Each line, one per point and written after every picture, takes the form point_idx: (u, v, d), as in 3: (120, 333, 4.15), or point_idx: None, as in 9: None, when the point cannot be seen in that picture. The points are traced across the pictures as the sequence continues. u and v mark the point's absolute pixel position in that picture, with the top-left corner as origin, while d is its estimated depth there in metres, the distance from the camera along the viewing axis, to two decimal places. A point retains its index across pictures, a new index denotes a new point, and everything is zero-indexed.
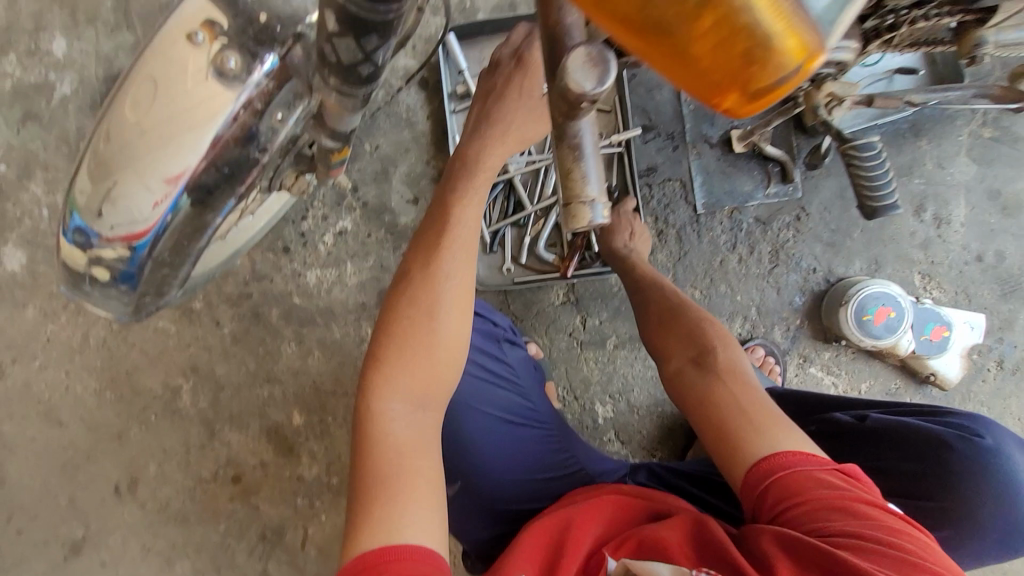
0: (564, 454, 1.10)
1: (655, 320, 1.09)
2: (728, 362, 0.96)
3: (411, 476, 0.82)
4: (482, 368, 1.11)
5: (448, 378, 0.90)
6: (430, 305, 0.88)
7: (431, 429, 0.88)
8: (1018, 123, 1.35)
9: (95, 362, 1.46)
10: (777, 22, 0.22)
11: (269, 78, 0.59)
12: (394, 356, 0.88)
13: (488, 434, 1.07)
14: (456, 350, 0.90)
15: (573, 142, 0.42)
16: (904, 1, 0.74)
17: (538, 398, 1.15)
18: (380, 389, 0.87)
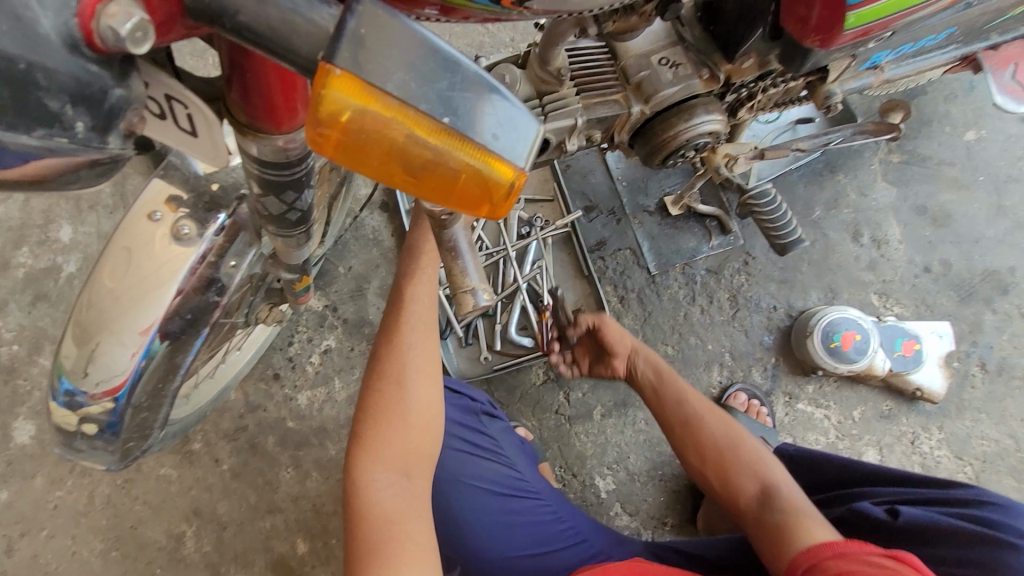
0: (562, 526, 1.11)
1: (706, 451, 1.10)
2: (773, 478, 1.03)
3: (404, 543, 0.86)
4: (467, 442, 1.12)
5: (430, 443, 0.96)
6: (398, 375, 0.94)
7: (416, 498, 0.92)
8: (921, 144, 1.48)
9: (100, 522, 1.47)
10: (477, 156, 0.29)
11: (220, 233, 0.71)
12: (373, 430, 0.93)
13: (481, 510, 1.09)
14: (431, 414, 0.96)
15: (450, 245, 0.51)
16: (747, 77, 0.88)
17: (527, 468, 1.15)
18: (364, 461, 0.92)
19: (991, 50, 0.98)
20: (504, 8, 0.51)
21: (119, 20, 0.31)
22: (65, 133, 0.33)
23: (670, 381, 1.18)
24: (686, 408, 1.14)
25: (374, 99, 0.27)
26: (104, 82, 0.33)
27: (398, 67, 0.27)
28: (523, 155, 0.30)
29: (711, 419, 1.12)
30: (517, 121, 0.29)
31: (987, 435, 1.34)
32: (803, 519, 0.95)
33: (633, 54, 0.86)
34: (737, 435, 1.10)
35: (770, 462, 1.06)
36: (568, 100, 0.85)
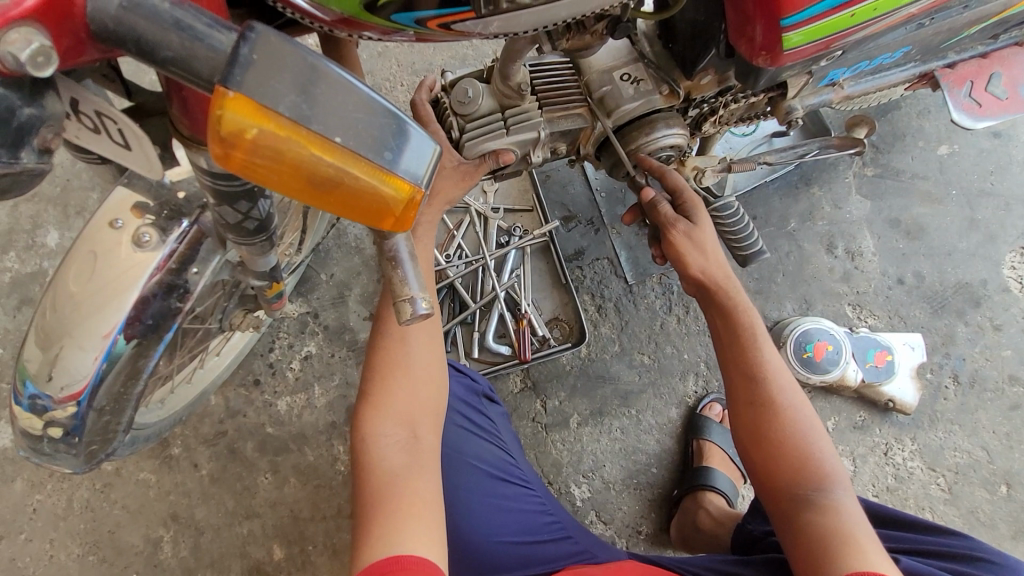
0: (550, 519, 1.00)
1: (761, 425, 0.88)
2: (830, 478, 0.84)
3: (411, 494, 0.81)
4: (468, 419, 1.05)
5: (436, 401, 0.93)
6: (400, 332, 0.92)
7: (421, 453, 0.86)
8: (895, 158, 1.50)
9: (78, 526, 1.48)
10: (373, 175, 0.31)
11: (183, 239, 0.73)
12: (379, 388, 0.89)
13: (475, 491, 0.99)
14: (434, 371, 0.93)
15: (391, 253, 0.53)
16: (706, 94, 0.91)
17: (519, 454, 1.09)
18: (369, 417, 0.88)
19: (948, 68, 1.00)
20: (430, 30, 0.53)
21: (18, 46, 0.29)
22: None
23: (749, 336, 0.92)
24: (761, 382, 0.90)
25: (269, 119, 0.29)
26: (11, 102, 0.33)
27: (296, 94, 0.29)
28: (419, 175, 0.32)
29: (787, 401, 0.89)
30: (413, 142, 0.32)
31: (960, 447, 1.34)
32: (851, 537, 0.77)
33: (595, 69, 0.89)
34: (807, 424, 0.88)
35: (827, 456, 0.86)
36: (530, 114, 0.87)
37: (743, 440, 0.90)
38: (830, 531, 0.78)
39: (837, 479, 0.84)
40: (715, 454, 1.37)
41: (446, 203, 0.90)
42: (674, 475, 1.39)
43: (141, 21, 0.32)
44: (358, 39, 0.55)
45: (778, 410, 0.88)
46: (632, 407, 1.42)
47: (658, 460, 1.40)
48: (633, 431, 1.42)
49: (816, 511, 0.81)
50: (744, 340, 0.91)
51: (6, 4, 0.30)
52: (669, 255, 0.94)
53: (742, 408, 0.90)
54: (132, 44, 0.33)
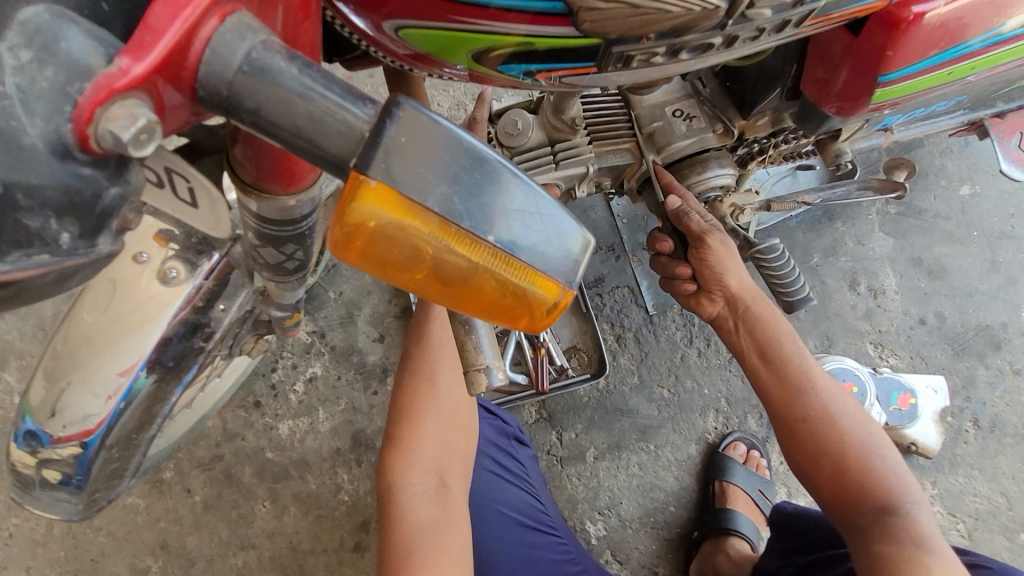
0: (575, 568, 0.95)
1: (821, 435, 0.86)
2: (895, 488, 0.84)
3: (439, 550, 0.73)
4: (497, 462, 0.99)
5: (467, 444, 0.84)
6: (429, 371, 0.81)
7: (453, 504, 0.78)
8: (918, 197, 1.50)
9: (59, 553, 1.38)
10: (524, 277, 0.27)
11: (211, 274, 0.66)
12: (408, 433, 0.80)
13: (503, 541, 0.93)
14: (466, 412, 0.83)
15: (464, 318, 0.47)
16: (759, 134, 0.88)
17: (548, 499, 1.03)
18: (396, 464, 0.79)
19: (998, 118, 0.98)
20: (540, 81, 0.48)
21: (122, 124, 0.25)
22: (45, 248, 0.28)
23: (788, 350, 0.90)
24: (809, 396, 0.88)
25: (413, 215, 0.25)
26: (98, 183, 0.28)
27: (442, 183, 0.25)
28: (570, 274, 0.28)
29: (838, 409, 0.87)
30: (564, 233, 0.27)
31: (979, 492, 1.33)
32: (921, 546, 0.77)
33: (646, 104, 0.85)
34: (865, 431, 0.87)
35: (890, 460, 0.86)
36: (581, 149, 0.83)
37: (795, 450, 0.88)
38: (904, 545, 0.78)
39: (900, 492, 0.83)
40: (739, 498, 1.33)
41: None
42: (692, 515, 1.35)
43: (264, 88, 0.28)
44: (447, 78, 0.50)
45: (832, 420, 0.86)
46: (651, 442, 1.38)
47: (676, 498, 1.36)
48: (651, 467, 1.37)
49: (884, 538, 0.80)
50: (787, 358, 0.90)
51: (110, 72, 0.26)
52: (696, 263, 0.92)
53: (789, 431, 0.89)
54: (251, 113, 0.28)
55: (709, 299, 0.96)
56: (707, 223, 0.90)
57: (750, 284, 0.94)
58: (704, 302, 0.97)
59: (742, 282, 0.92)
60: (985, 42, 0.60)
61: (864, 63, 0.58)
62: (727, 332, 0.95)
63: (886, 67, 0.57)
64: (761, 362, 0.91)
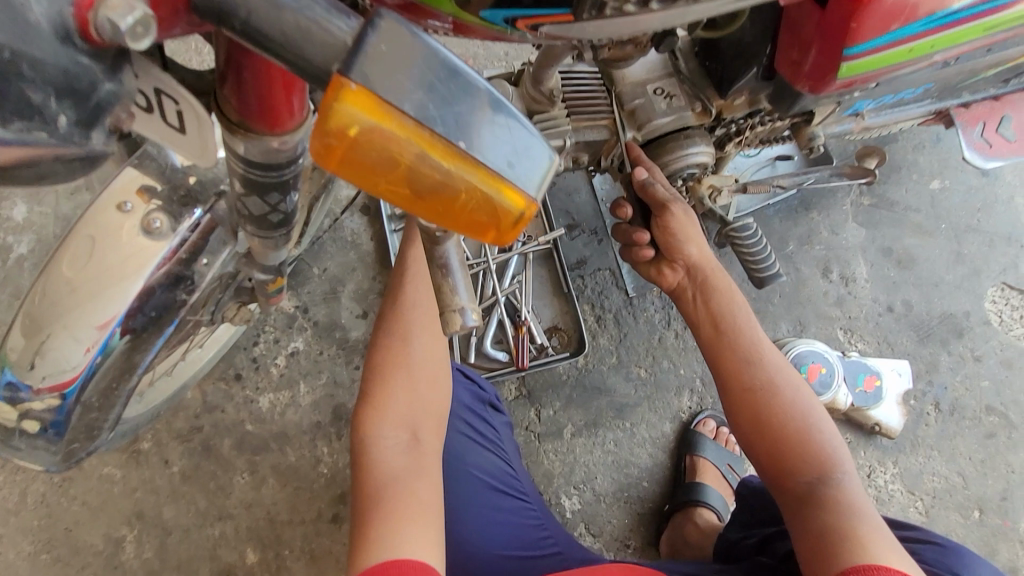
0: (543, 533, 0.95)
1: (766, 406, 0.89)
2: (833, 461, 0.85)
3: (411, 496, 0.73)
4: (469, 426, 1.00)
5: (440, 402, 0.84)
6: (403, 330, 0.83)
7: (425, 457, 0.78)
8: (890, 189, 1.56)
9: (32, 522, 1.37)
10: (492, 186, 0.29)
11: (194, 229, 0.67)
12: (380, 387, 0.81)
13: (472, 502, 0.93)
14: (440, 369, 0.84)
15: (441, 262, 0.49)
16: (736, 114, 0.91)
17: (518, 467, 1.03)
18: (369, 417, 0.79)
19: (962, 108, 1.02)
20: (521, 31, 0.50)
21: (119, 12, 0.30)
22: (44, 127, 0.32)
23: (738, 324, 0.94)
24: (755, 366, 0.91)
25: (390, 117, 0.27)
26: (93, 74, 0.32)
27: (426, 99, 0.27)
28: (536, 186, 0.30)
29: (783, 381, 0.90)
30: (531, 149, 0.30)
31: (938, 472, 1.38)
32: (855, 519, 0.79)
33: (629, 81, 0.88)
34: (806, 405, 0.90)
35: (829, 436, 0.88)
36: (558, 121, 0.85)
37: (739, 420, 0.91)
38: (839, 519, 0.79)
39: (836, 463, 0.85)
40: (709, 472, 1.37)
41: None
42: (664, 490, 1.39)
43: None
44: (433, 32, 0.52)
45: (776, 391, 0.89)
46: (627, 420, 1.42)
47: (650, 474, 1.39)
48: (626, 444, 1.41)
49: (819, 506, 0.81)
50: (734, 333, 0.93)
51: None
52: (660, 237, 0.95)
53: (737, 401, 0.91)
54: (243, 23, 0.30)
55: (670, 267, 0.98)
56: (670, 194, 0.93)
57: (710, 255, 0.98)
58: (665, 270, 0.99)
59: (702, 251, 0.95)
60: (942, 19, 0.63)
61: (830, 38, 0.62)
62: (677, 302, 1.00)
63: (850, 40, 0.60)
64: (712, 332, 0.95)
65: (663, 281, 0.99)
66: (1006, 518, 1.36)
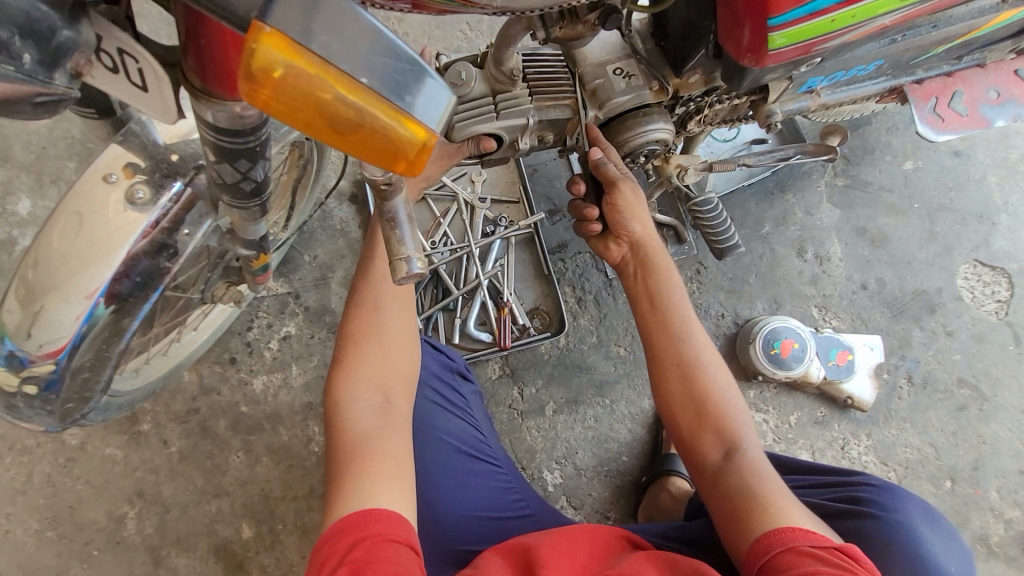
0: (515, 496, 0.98)
1: (690, 385, 0.94)
2: (742, 436, 0.92)
3: (382, 453, 0.77)
4: (440, 394, 1.01)
5: (411, 368, 0.89)
6: (374, 301, 0.87)
7: (396, 419, 0.83)
8: (864, 170, 1.59)
9: (38, 501, 1.44)
10: (392, 119, 0.34)
11: (175, 201, 0.72)
12: (352, 353, 0.85)
13: (443, 466, 0.94)
14: (409, 337, 0.89)
15: (389, 216, 0.55)
16: (693, 92, 0.96)
17: (490, 432, 1.05)
18: (342, 381, 0.83)
19: (915, 85, 1.06)
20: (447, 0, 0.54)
21: None
22: (11, 63, 0.41)
23: (670, 305, 0.99)
24: (686, 344, 0.96)
25: (301, 56, 0.32)
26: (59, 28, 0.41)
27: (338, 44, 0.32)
28: (433, 119, 0.35)
29: (709, 360, 0.95)
30: (430, 86, 0.35)
31: (910, 443, 1.42)
32: (761, 488, 0.85)
33: (590, 62, 0.93)
34: (726, 384, 0.95)
35: (743, 414, 0.94)
36: (521, 100, 0.90)
37: (664, 396, 0.96)
38: (746, 490, 0.86)
39: (745, 438, 0.92)
40: None
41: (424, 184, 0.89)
42: (643, 464, 1.43)
43: None
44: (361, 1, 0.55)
45: (701, 369, 0.95)
46: (607, 397, 1.46)
47: (629, 448, 1.44)
48: (606, 420, 1.45)
49: (737, 477, 0.87)
50: (666, 314, 0.98)
51: None
52: (607, 216, 1.00)
53: (666, 378, 0.96)
54: None
55: (615, 243, 1.03)
56: (621, 173, 0.98)
57: (653, 233, 1.03)
58: (610, 246, 1.04)
59: (646, 229, 1.01)
60: None
61: (755, 8, 0.67)
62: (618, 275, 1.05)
63: (771, 11, 0.66)
64: (648, 310, 0.99)
65: (604, 255, 1.06)
66: (977, 487, 1.40)
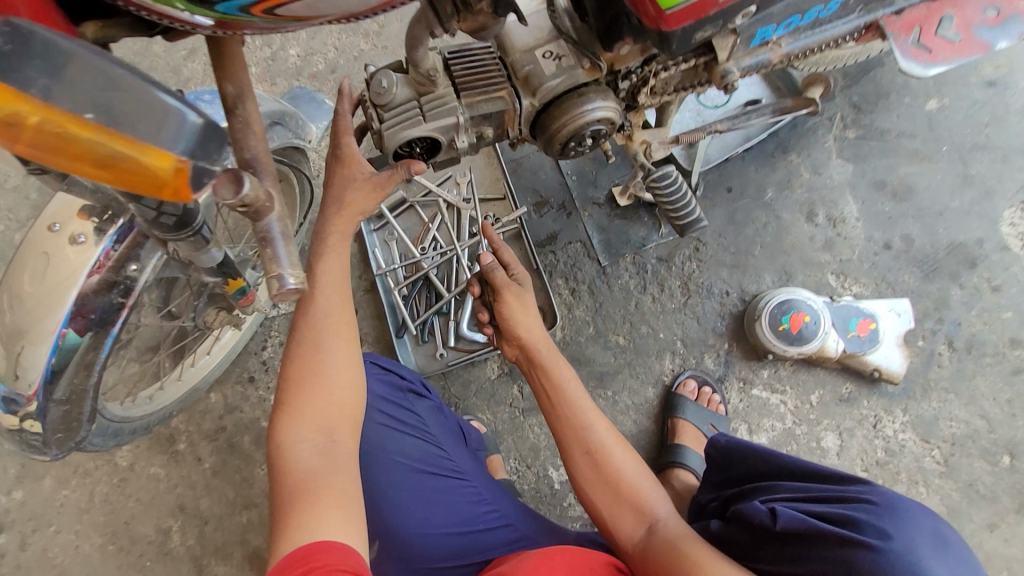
0: (486, 508, 0.98)
1: (597, 467, 1.01)
2: (653, 505, 0.99)
3: (330, 492, 0.78)
4: (390, 415, 1.01)
5: (356, 404, 0.88)
6: (314, 338, 0.86)
7: (344, 457, 0.83)
8: (879, 118, 1.44)
9: (99, 518, 1.59)
10: (139, 151, 0.39)
11: (120, 239, 0.78)
12: (294, 394, 0.84)
13: (401, 489, 0.95)
14: (352, 371, 0.87)
15: (263, 232, 0.55)
16: (630, 63, 0.91)
17: (452, 445, 1.03)
18: (284, 424, 0.82)
19: (894, 16, 0.93)
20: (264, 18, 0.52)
21: None
22: None
23: (567, 395, 1.06)
24: (589, 431, 1.03)
25: (27, 103, 0.36)
26: None
27: (73, 83, 0.37)
28: (175, 145, 0.40)
29: (607, 441, 1.03)
30: (169, 118, 0.39)
31: (955, 416, 1.28)
32: (682, 550, 0.91)
33: (518, 49, 0.90)
34: (627, 461, 1.02)
35: (649, 486, 1.01)
36: (447, 100, 0.88)
37: (580, 483, 1.03)
38: (672, 554, 0.92)
39: (655, 506, 0.99)
40: (687, 432, 1.32)
41: (360, 214, 0.90)
42: (651, 456, 1.38)
43: None
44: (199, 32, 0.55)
45: (604, 451, 1.02)
46: (609, 388, 1.41)
47: (635, 440, 1.39)
48: (610, 412, 1.40)
49: (658, 547, 0.94)
50: (562, 404, 1.06)
51: None
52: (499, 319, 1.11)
53: (577, 466, 1.03)
54: None
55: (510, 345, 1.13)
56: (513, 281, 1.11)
57: (541, 331, 1.11)
58: (507, 347, 1.14)
59: (530, 330, 1.10)
60: None
61: None
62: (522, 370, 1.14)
63: None
64: (548, 406, 1.07)
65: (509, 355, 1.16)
66: None
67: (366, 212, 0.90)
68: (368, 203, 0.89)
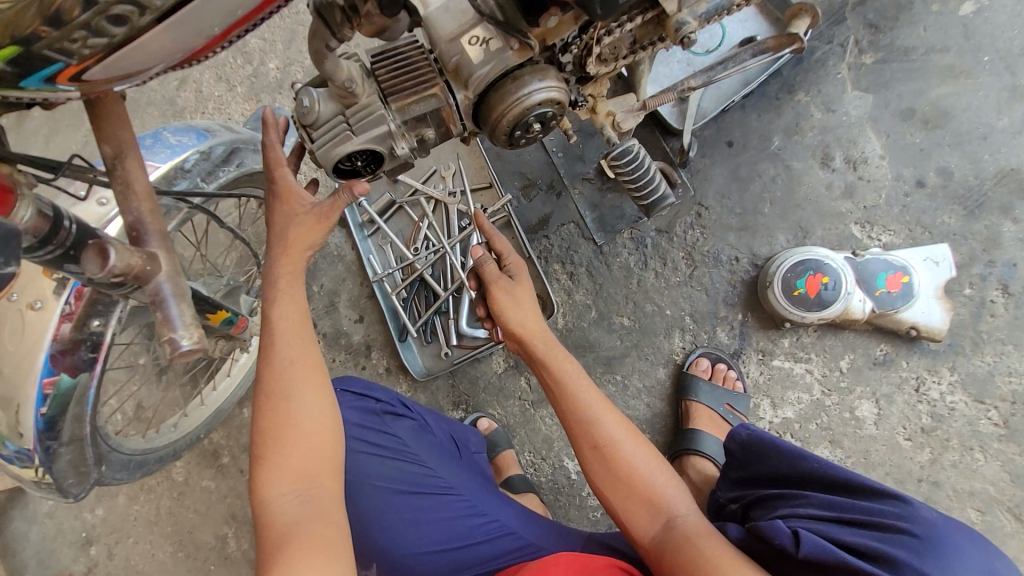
0: (479, 519, 0.98)
1: (608, 463, 0.94)
2: (671, 502, 0.91)
3: (311, 540, 0.79)
4: (369, 441, 1.02)
5: (334, 447, 0.89)
6: (281, 388, 0.86)
7: (325, 501, 0.85)
8: (900, 35, 1.25)
9: (166, 529, 1.73)
10: None
11: (74, 297, 0.82)
12: (268, 445, 0.86)
13: (387, 513, 0.98)
14: (325, 414, 0.88)
15: (153, 295, 0.57)
16: (565, 34, 0.82)
17: (438, 460, 1.03)
18: (263, 478, 0.85)
19: None
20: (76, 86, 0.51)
21: None
22: None
23: (570, 388, 0.98)
24: (595, 426, 0.95)
25: None
26: None
27: None
28: None
29: (617, 434, 0.95)
30: None
31: (1014, 371, 1.16)
32: (703, 552, 0.83)
33: (444, 37, 0.81)
34: (638, 456, 0.94)
35: (666, 481, 0.93)
36: (373, 108, 0.83)
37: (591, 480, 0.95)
38: (693, 556, 0.83)
39: (672, 503, 0.91)
40: (702, 415, 1.25)
41: (308, 248, 0.88)
42: (665, 441, 1.31)
43: None
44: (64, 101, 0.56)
45: (614, 446, 0.94)
46: (617, 373, 1.33)
47: (650, 424, 1.32)
48: (621, 397, 1.32)
49: (676, 548, 0.86)
50: (566, 398, 0.98)
51: None
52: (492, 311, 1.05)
53: (587, 463, 0.95)
54: None
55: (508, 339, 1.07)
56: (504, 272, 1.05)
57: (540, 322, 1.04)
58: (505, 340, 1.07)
59: (524, 323, 1.03)
60: None
61: None
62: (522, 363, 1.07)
63: None
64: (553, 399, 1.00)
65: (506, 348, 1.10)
66: None
67: (314, 245, 0.88)
68: (310, 236, 0.86)
